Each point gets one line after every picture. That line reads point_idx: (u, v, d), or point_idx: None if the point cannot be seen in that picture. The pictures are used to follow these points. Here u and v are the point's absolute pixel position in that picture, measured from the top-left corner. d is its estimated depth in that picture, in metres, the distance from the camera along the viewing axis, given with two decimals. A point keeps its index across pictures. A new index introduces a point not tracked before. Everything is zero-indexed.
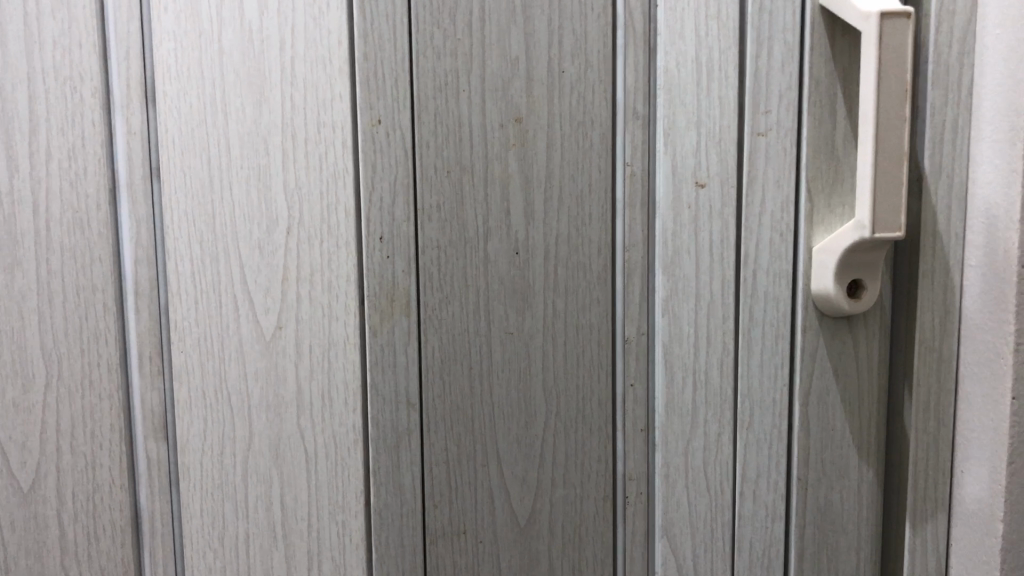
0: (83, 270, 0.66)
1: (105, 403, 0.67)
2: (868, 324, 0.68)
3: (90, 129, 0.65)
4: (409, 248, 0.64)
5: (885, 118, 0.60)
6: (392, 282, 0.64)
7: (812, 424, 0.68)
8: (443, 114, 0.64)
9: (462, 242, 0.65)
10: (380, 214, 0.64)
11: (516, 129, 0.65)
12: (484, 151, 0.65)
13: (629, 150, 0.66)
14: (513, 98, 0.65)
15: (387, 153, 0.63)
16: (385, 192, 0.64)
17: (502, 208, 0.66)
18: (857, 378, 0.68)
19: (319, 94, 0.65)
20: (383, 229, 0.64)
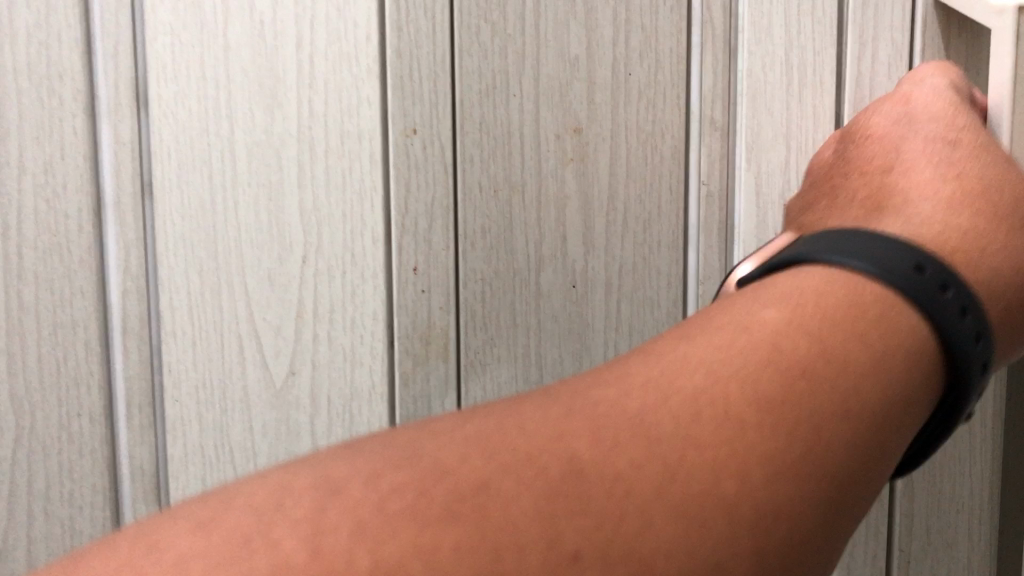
0: (63, 303, 0.56)
1: (86, 460, 0.58)
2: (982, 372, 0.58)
3: (72, 136, 0.55)
4: (450, 277, 0.57)
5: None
6: (429, 320, 0.57)
7: (917, 486, 0.58)
8: (490, 123, 0.56)
9: (510, 275, 0.57)
10: (409, 243, 0.56)
11: (574, 141, 0.57)
12: (538, 167, 0.57)
13: (707, 165, 0.57)
14: (572, 106, 0.56)
15: (426, 163, 0.56)
16: (420, 215, 0.56)
17: (558, 233, 0.58)
18: (967, 435, 0.58)
19: (343, 97, 0.56)
20: (417, 259, 0.57)
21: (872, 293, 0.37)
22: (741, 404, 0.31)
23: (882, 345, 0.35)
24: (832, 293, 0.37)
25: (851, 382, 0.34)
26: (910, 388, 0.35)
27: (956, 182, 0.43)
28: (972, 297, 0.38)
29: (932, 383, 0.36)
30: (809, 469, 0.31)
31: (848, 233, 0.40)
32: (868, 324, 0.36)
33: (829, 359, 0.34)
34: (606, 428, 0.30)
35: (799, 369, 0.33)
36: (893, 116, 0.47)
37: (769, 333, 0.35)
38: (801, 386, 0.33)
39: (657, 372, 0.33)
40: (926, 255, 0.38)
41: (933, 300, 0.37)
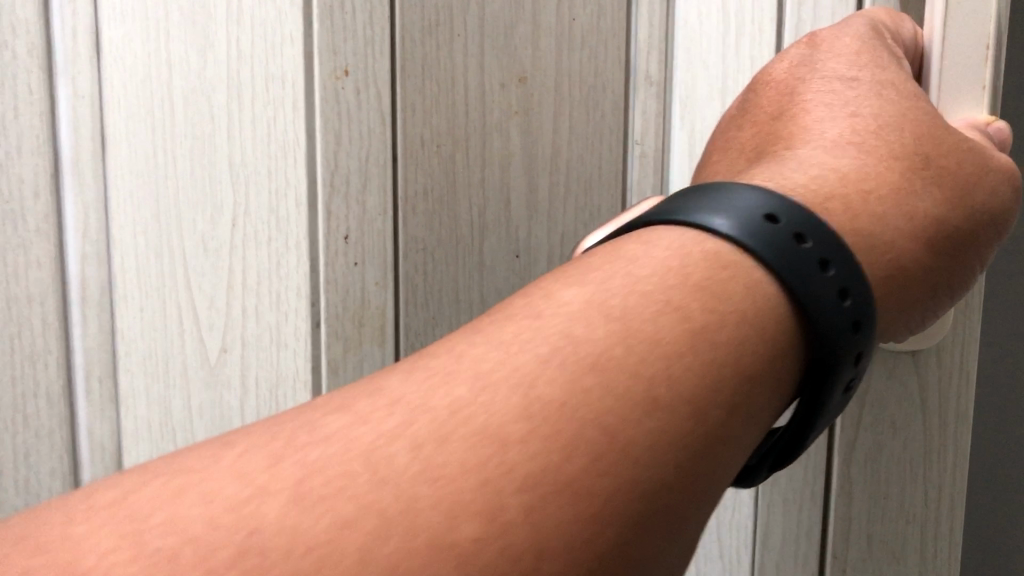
0: (15, 274, 0.58)
1: (44, 439, 0.60)
2: (946, 348, 0.47)
3: (26, 95, 0.57)
4: (386, 248, 0.54)
5: (968, 104, 0.44)
6: (361, 291, 0.54)
7: (856, 487, 0.48)
8: (432, 69, 0.53)
9: (454, 242, 0.55)
10: (338, 207, 0.53)
11: (519, 91, 0.55)
12: (481, 120, 0.55)
13: (642, 124, 0.55)
14: (517, 52, 0.55)
15: (359, 110, 0.53)
16: (353, 169, 0.53)
17: (501, 198, 0.55)
18: (922, 428, 0.47)
19: (268, 34, 0.54)
20: (349, 227, 0.54)
21: (710, 252, 0.35)
22: (502, 422, 0.28)
23: (702, 318, 0.33)
24: (658, 258, 0.35)
25: (668, 362, 0.32)
26: (748, 363, 0.33)
27: (852, 133, 0.39)
28: (836, 247, 0.36)
29: (781, 349, 0.35)
30: (623, 464, 0.29)
31: (705, 190, 0.38)
32: (695, 293, 0.34)
33: (645, 333, 0.32)
34: (378, 400, 0.28)
35: (604, 348, 0.31)
36: (795, 57, 0.42)
37: (563, 320, 0.32)
38: (605, 369, 0.31)
39: (432, 367, 0.30)
40: (785, 203, 0.36)
41: (784, 252, 0.35)
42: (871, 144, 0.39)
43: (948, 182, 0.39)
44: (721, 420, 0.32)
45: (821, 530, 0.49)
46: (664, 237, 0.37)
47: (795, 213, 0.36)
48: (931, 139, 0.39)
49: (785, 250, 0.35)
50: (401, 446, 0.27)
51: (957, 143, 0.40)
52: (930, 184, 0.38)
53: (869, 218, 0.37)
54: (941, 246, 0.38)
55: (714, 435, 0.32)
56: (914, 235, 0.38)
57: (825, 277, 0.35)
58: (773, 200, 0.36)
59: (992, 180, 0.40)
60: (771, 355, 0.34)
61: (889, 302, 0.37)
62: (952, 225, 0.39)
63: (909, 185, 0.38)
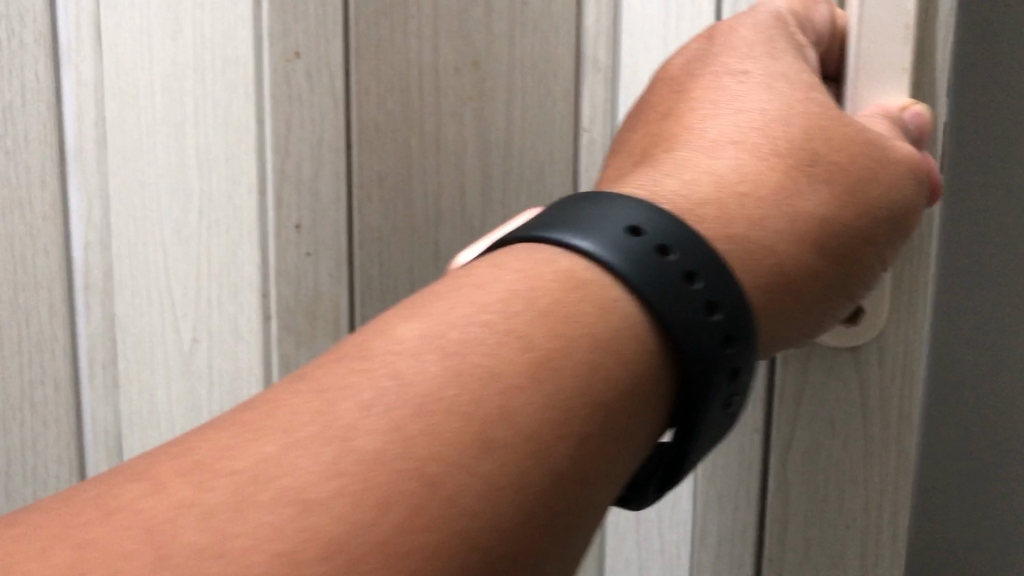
0: (22, 262, 0.61)
1: (53, 425, 0.63)
2: (886, 346, 0.45)
3: (33, 85, 0.59)
4: (340, 239, 0.53)
5: (884, 97, 0.43)
6: (314, 283, 0.53)
7: (793, 487, 0.47)
8: (385, 50, 0.52)
9: (408, 230, 0.55)
10: (289, 195, 0.51)
11: (472, 75, 0.54)
12: (434, 105, 0.54)
13: (590, 110, 0.53)
14: (471, 35, 0.54)
15: (311, 94, 0.50)
16: (305, 157, 0.51)
17: (456, 182, 0.55)
18: (861, 429, 0.46)
19: (223, 15, 0.50)
20: (301, 216, 0.52)
21: (564, 274, 0.35)
22: (312, 479, 0.29)
23: (547, 347, 0.33)
24: (507, 283, 0.35)
25: (505, 398, 0.31)
26: (600, 391, 0.33)
27: (734, 137, 0.38)
28: (705, 258, 0.35)
29: (641, 371, 0.34)
30: (451, 515, 0.29)
31: (581, 202, 0.37)
32: (542, 320, 0.33)
33: (477, 368, 0.32)
34: (180, 467, 0.29)
35: (433, 388, 0.31)
36: (689, 54, 0.41)
37: (401, 358, 0.32)
38: (432, 414, 0.31)
39: (253, 418, 0.31)
40: (655, 214, 0.35)
41: (644, 267, 0.34)
42: (750, 149, 0.38)
43: (837, 177, 0.37)
44: (570, 454, 0.32)
45: (758, 523, 0.49)
46: (528, 255, 0.36)
47: (662, 224, 0.35)
48: (826, 133, 0.37)
49: (645, 264, 0.34)
50: (191, 515, 0.27)
51: (852, 135, 0.38)
52: (814, 179, 0.37)
53: (744, 222, 0.36)
54: (827, 246, 0.37)
55: (564, 470, 0.32)
56: (797, 240, 0.36)
57: (688, 291, 0.34)
58: (642, 210, 0.36)
59: (896, 172, 0.38)
60: (629, 380, 0.33)
61: (765, 309, 0.36)
62: (840, 222, 0.37)
63: (791, 182, 0.37)
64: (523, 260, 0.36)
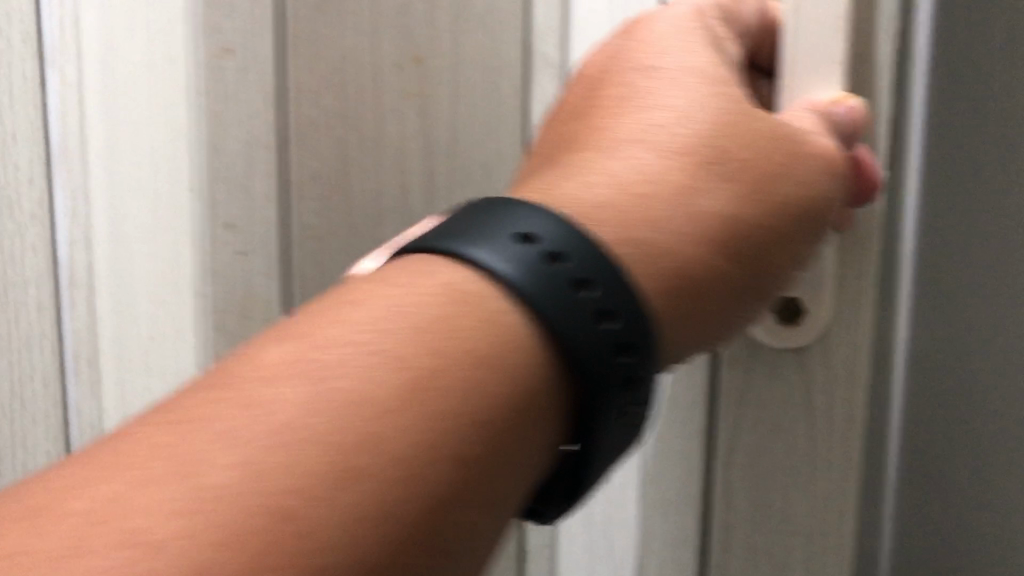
0: (14, 258, 0.55)
1: (36, 430, 0.58)
2: (830, 347, 0.45)
3: (23, 80, 0.54)
4: (271, 238, 0.53)
5: (818, 93, 0.41)
6: (246, 280, 0.54)
7: (738, 491, 0.47)
8: (323, 46, 0.51)
9: (348, 227, 0.53)
10: (220, 192, 0.53)
11: (415, 72, 0.53)
12: (376, 99, 0.53)
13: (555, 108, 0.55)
14: (413, 32, 0.53)
15: (246, 94, 0.51)
16: (235, 151, 0.52)
17: (396, 180, 0.54)
18: (806, 433, 0.46)
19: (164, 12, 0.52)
20: (231, 215, 0.53)
21: (446, 288, 0.33)
22: (157, 520, 0.28)
23: (423, 365, 0.31)
24: (380, 300, 0.33)
25: (372, 425, 0.30)
26: (479, 410, 0.32)
27: (637, 140, 0.37)
28: (598, 263, 0.33)
29: (525, 384, 0.33)
30: (304, 551, 0.28)
31: (476, 208, 0.35)
32: (415, 339, 0.32)
33: (342, 392, 0.31)
34: (27, 512, 0.28)
35: (297, 416, 0.30)
36: (605, 56, 0.40)
37: (265, 385, 0.31)
38: (293, 446, 0.29)
39: (111, 457, 0.30)
40: (546, 220, 0.34)
41: (532, 275, 0.33)
42: (652, 152, 0.36)
43: (746, 176, 0.36)
44: (445, 477, 0.31)
45: (705, 525, 0.49)
46: (413, 267, 0.34)
47: (553, 231, 0.34)
48: (733, 132, 0.36)
49: (534, 271, 0.33)
50: (28, 565, 0.27)
51: (761, 130, 0.36)
52: (718, 176, 0.35)
53: (642, 224, 0.34)
54: (734, 250, 0.36)
55: (434, 493, 0.31)
56: (699, 248, 0.35)
57: (579, 298, 0.32)
58: (530, 218, 0.34)
59: (804, 168, 0.37)
60: (511, 393, 0.32)
61: (671, 317, 0.35)
62: (748, 222, 0.36)
63: (692, 181, 0.35)
64: (401, 272, 0.34)
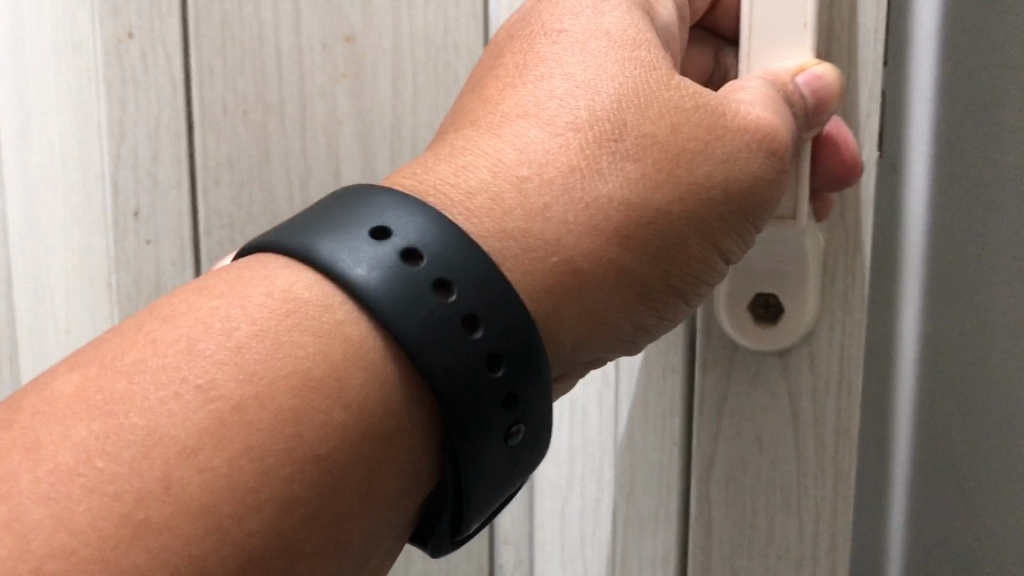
0: None
1: None
2: (819, 347, 0.39)
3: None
4: (182, 227, 0.49)
5: (782, 61, 0.36)
6: (154, 272, 0.50)
7: (715, 514, 0.41)
8: (230, 25, 0.47)
9: (268, 218, 0.49)
10: (126, 178, 0.49)
11: (346, 51, 0.48)
12: (298, 82, 0.48)
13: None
14: (341, 6, 0.48)
15: (147, 76, 0.47)
16: (138, 138, 0.48)
17: (330, 168, 0.49)
18: (794, 448, 0.40)
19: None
20: (138, 204, 0.49)
21: (280, 299, 0.28)
22: None
23: (240, 395, 0.27)
24: (201, 313, 0.28)
25: (169, 470, 0.26)
26: (309, 441, 0.27)
27: (528, 121, 0.31)
28: (466, 264, 0.28)
29: (372, 408, 0.28)
30: None
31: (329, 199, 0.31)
32: (236, 361, 0.27)
33: (137, 428, 0.26)
34: None
35: (80, 458, 0.25)
36: (516, 19, 0.34)
37: (49, 429, 0.26)
38: (73, 497, 0.25)
39: None
40: (406, 213, 0.29)
41: (386, 278, 0.28)
42: (543, 138, 0.31)
43: (654, 151, 0.30)
44: (269, 520, 0.26)
45: (681, 551, 0.43)
46: (250, 273, 0.29)
47: (418, 228, 0.29)
48: (656, 107, 0.31)
49: (389, 273, 0.28)
50: None
51: (675, 100, 0.31)
52: (622, 156, 0.30)
53: (521, 216, 0.29)
54: (644, 241, 0.30)
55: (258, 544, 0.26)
56: (603, 244, 0.30)
57: (441, 304, 0.28)
58: (383, 212, 0.29)
59: (745, 148, 0.31)
60: (344, 423, 0.28)
61: (568, 323, 0.30)
62: (657, 208, 0.30)
63: (589, 163, 0.30)
64: (235, 278, 0.29)
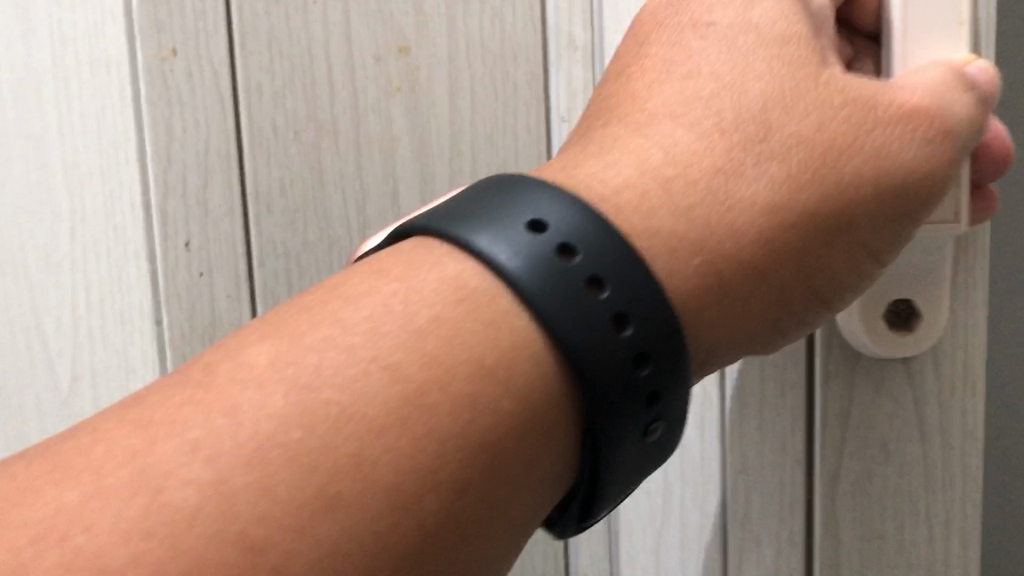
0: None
1: None
2: (942, 350, 0.41)
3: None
4: (234, 252, 0.48)
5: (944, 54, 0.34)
6: (207, 304, 0.49)
7: (843, 524, 0.43)
8: (280, 41, 0.47)
9: (324, 242, 0.49)
10: (176, 207, 0.48)
11: (399, 64, 0.48)
12: (352, 98, 0.48)
13: (568, 98, 0.48)
14: (394, 16, 0.48)
15: (192, 95, 0.47)
16: (186, 161, 0.47)
17: (387, 186, 0.49)
18: (923, 453, 0.42)
19: (91, 12, 0.48)
20: (189, 232, 0.48)
21: (447, 283, 0.28)
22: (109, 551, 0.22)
23: (421, 378, 0.26)
24: (379, 293, 0.28)
25: (362, 440, 0.25)
26: (482, 430, 0.27)
27: (680, 114, 0.31)
28: (616, 259, 0.28)
29: (536, 396, 0.28)
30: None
31: (480, 188, 0.30)
32: (413, 343, 0.27)
33: (330, 403, 0.25)
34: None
35: (277, 426, 0.25)
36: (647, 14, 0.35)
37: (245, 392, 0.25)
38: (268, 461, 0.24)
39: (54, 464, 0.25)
40: (556, 206, 0.29)
41: (538, 265, 0.27)
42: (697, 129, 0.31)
43: (803, 152, 0.31)
44: (440, 503, 0.26)
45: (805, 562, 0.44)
46: (404, 262, 0.29)
47: (581, 220, 0.28)
48: (811, 116, 0.31)
49: (540, 263, 0.27)
50: None
51: (824, 98, 0.31)
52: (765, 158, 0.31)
53: (668, 213, 0.30)
54: (787, 243, 0.31)
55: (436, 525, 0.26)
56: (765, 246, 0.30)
57: (592, 299, 0.27)
58: (548, 201, 0.29)
59: (900, 150, 0.31)
60: (515, 410, 0.27)
61: (716, 315, 0.31)
62: (804, 209, 0.31)
63: (734, 164, 0.31)
64: (399, 264, 0.29)
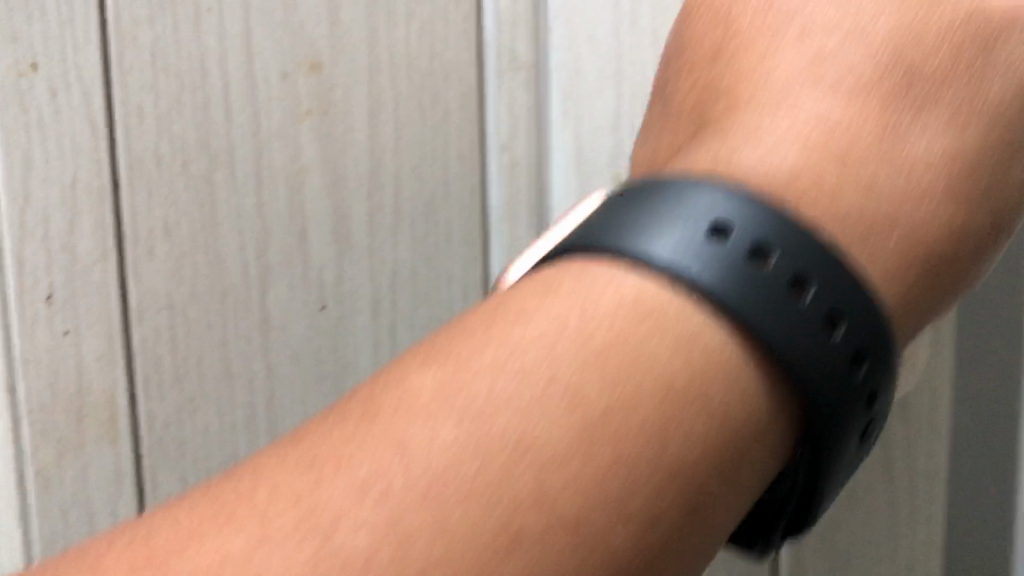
0: None
1: None
2: (911, 401, 0.40)
3: None
4: (107, 308, 0.39)
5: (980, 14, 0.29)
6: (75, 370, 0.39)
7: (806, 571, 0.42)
8: (165, 55, 0.38)
9: (216, 294, 0.41)
10: (35, 254, 0.38)
11: (312, 87, 0.41)
12: (253, 126, 0.40)
13: (509, 123, 0.43)
14: (308, 32, 0.40)
15: (58, 118, 0.37)
16: (48, 199, 0.38)
17: (294, 225, 0.42)
18: (889, 500, 0.41)
19: None
20: (52, 282, 0.38)
21: (621, 298, 0.23)
22: None
23: (602, 404, 0.22)
24: (541, 321, 0.23)
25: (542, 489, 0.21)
26: (679, 448, 0.22)
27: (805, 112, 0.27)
28: (812, 255, 0.24)
29: (744, 414, 0.23)
30: None
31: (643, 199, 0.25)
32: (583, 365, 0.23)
33: (513, 432, 0.22)
34: None
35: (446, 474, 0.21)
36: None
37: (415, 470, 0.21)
38: (448, 505, 0.21)
39: None
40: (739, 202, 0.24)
41: (725, 272, 0.23)
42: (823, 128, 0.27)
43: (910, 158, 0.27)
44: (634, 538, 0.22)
45: None
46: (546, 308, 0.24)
47: (768, 217, 0.24)
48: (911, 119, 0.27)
49: (732, 268, 0.23)
50: None
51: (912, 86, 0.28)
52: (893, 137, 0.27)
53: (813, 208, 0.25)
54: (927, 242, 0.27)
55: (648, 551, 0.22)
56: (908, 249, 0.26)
57: (791, 304, 0.23)
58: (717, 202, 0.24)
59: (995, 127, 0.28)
60: (710, 432, 0.23)
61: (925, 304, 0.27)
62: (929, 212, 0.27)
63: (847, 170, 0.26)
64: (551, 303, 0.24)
